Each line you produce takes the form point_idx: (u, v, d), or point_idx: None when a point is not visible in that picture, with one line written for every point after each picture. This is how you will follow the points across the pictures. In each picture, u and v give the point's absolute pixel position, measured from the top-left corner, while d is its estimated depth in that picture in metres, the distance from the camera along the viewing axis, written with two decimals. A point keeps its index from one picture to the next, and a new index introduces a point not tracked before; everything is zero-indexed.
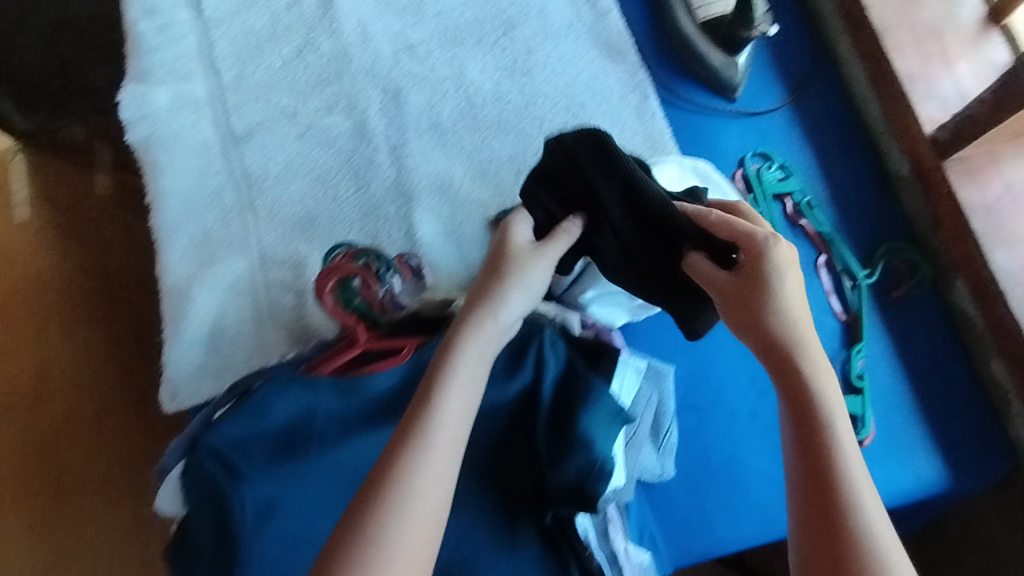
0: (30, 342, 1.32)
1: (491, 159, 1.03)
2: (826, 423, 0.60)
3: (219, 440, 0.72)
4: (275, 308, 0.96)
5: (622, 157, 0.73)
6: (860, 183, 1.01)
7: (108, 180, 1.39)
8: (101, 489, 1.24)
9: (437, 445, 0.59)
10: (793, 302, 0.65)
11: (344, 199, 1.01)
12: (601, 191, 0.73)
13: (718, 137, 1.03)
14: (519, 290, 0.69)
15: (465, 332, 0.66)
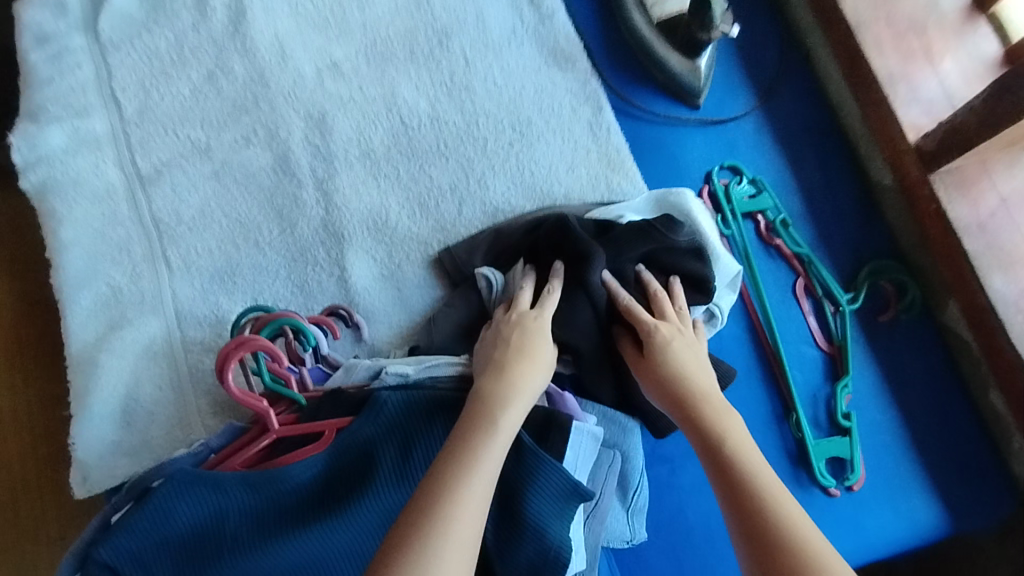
0: None
1: (430, 188, 0.92)
2: (746, 461, 0.59)
3: (115, 551, 0.61)
4: (195, 372, 0.86)
5: (587, 241, 0.75)
6: (839, 195, 0.91)
7: None
8: None
9: (466, 512, 0.53)
10: (688, 367, 0.69)
11: (268, 244, 0.90)
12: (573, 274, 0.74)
13: (681, 150, 0.93)
14: (543, 355, 0.68)
15: (496, 387, 0.63)
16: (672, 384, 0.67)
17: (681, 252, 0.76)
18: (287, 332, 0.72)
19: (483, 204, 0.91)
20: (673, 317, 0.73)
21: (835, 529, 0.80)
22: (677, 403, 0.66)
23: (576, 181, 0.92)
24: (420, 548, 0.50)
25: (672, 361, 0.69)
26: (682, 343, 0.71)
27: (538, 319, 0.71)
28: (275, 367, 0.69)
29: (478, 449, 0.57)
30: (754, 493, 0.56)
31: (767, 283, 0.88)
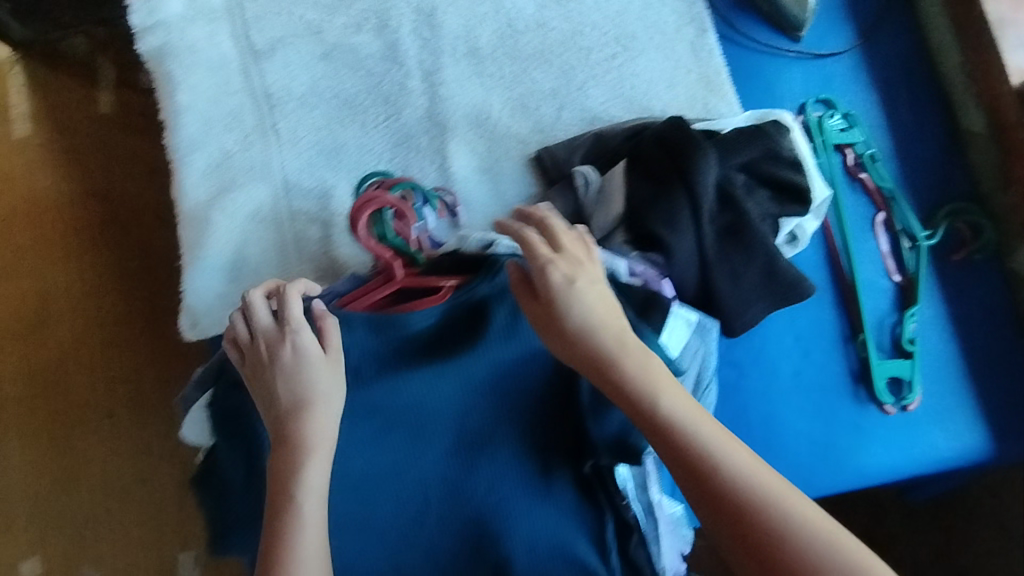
0: (52, 270, 1.45)
1: (532, 91, 0.95)
2: (682, 426, 0.60)
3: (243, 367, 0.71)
4: (300, 241, 0.91)
5: (700, 140, 0.78)
6: (926, 139, 0.95)
7: (111, 98, 1.50)
8: (162, 394, 1.41)
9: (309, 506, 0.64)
10: (593, 318, 0.64)
11: (374, 127, 0.94)
12: (682, 169, 0.78)
13: (776, 80, 0.96)
14: (322, 387, 0.67)
15: (291, 403, 0.66)
16: (580, 348, 0.64)
17: (781, 163, 0.82)
18: (414, 195, 0.78)
19: (582, 111, 0.94)
20: (560, 273, 0.64)
21: (883, 442, 0.88)
22: (596, 372, 0.64)
23: (673, 98, 0.95)
24: (291, 550, 0.62)
25: (568, 323, 0.64)
26: (578, 287, 0.64)
27: (270, 347, 0.69)
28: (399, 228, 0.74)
29: (304, 459, 0.65)
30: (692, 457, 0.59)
31: (849, 214, 0.92)
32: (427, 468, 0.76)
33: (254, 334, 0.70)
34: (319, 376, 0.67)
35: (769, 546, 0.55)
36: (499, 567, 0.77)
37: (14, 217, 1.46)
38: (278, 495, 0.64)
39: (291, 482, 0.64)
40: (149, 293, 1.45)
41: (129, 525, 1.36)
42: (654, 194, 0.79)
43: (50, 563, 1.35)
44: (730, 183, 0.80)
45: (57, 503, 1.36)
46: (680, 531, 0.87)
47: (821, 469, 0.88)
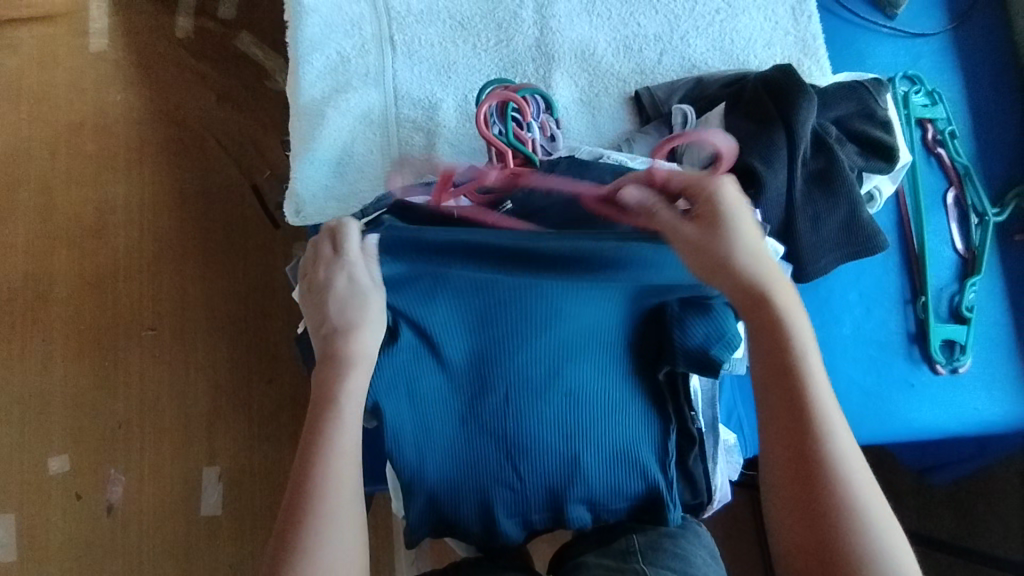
0: (122, 180, 1.52)
1: (637, 35, 1.01)
2: (805, 384, 0.61)
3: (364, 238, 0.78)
4: (405, 146, 0.96)
5: (804, 89, 0.83)
6: (1003, 124, 1.00)
7: (189, 25, 1.59)
8: (211, 308, 1.46)
9: (345, 410, 0.67)
10: (748, 252, 0.63)
11: (485, 49, 0.99)
12: (784, 109, 0.83)
13: (868, 52, 1.01)
14: (373, 315, 0.70)
15: (342, 328, 0.69)
16: (732, 271, 0.63)
17: (874, 122, 0.87)
18: (534, 100, 0.84)
19: (682, 59, 1.00)
20: (733, 192, 0.64)
21: (930, 400, 0.92)
22: (738, 286, 0.63)
23: (770, 58, 1.00)
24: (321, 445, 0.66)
25: (729, 246, 0.63)
26: (740, 212, 0.64)
27: (329, 271, 0.69)
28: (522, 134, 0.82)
29: (345, 364, 0.68)
30: (796, 380, 0.61)
31: (924, 186, 0.97)
32: (518, 369, 0.79)
33: (314, 266, 0.70)
34: (371, 306, 0.69)
35: (819, 480, 0.59)
36: (566, 461, 0.81)
37: (89, 125, 1.54)
38: (324, 395, 0.68)
39: (333, 384, 0.68)
40: (211, 210, 1.51)
41: (164, 429, 1.41)
42: (756, 131, 0.84)
43: (81, 461, 1.40)
44: (825, 132, 0.86)
45: (99, 401, 1.42)
46: (731, 459, 0.88)
47: (869, 417, 0.91)
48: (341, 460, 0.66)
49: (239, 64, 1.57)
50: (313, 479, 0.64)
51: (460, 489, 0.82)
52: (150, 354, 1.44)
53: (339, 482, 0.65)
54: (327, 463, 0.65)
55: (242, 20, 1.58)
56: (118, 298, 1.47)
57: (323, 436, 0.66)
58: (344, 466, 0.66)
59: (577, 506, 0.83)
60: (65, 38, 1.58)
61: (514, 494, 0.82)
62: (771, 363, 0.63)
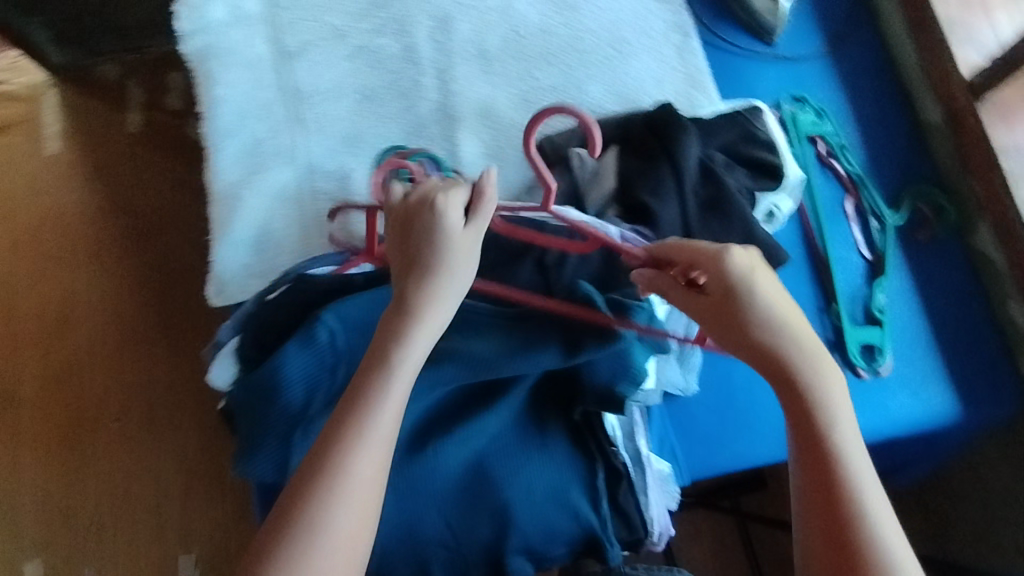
0: (79, 276, 1.55)
1: (534, 88, 1.06)
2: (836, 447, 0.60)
3: (270, 313, 0.77)
4: (321, 217, 0.99)
5: (684, 125, 0.88)
6: (891, 130, 1.04)
7: (136, 119, 1.64)
8: (174, 393, 1.47)
9: (393, 388, 0.62)
10: (772, 309, 0.62)
11: (391, 118, 1.04)
12: (667, 143, 0.87)
13: (754, 79, 1.06)
14: (459, 266, 0.66)
15: (425, 264, 0.65)
16: (755, 341, 0.62)
17: (757, 144, 0.92)
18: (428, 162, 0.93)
19: (579, 105, 1.05)
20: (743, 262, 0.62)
21: (859, 406, 0.91)
22: (764, 358, 0.63)
23: (662, 94, 1.05)
24: (371, 407, 0.61)
25: (747, 308, 0.62)
26: (761, 277, 0.63)
27: (434, 209, 0.66)
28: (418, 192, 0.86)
29: (411, 335, 0.64)
30: (826, 452, 0.60)
31: (822, 199, 1.00)
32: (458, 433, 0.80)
33: (400, 196, 0.68)
34: (461, 246, 0.66)
35: (852, 531, 0.57)
36: (499, 512, 0.79)
37: (44, 226, 1.58)
38: (375, 356, 0.63)
39: (391, 334, 0.64)
40: (168, 295, 1.53)
41: (132, 522, 1.40)
42: (642, 166, 0.88)
43: (50, 566, 1.37)
44: (712, 160, 0.90)
45: (65, 501, 1.41)
46: (668, 489, 0.87)
47: None
48: (373, 443, 0.60)
49: (189, 152, 1.62)
50: (338, 458, 0.59)
51: (393, 555, 0.78)
52: (113, 448, 1.44)
53: (373, 450, 0.60)
54: (358, 450, 0.59)
55: (187, 109, 1.64)
56: (80, 393, 1.47)
57: (359, 418, 0.60)
58: (370, 451, 0.60)
59: (516, 558, 0.80)
60: (16, 145, 1.63)
61: (450, 554, 0.79)
62: (788, 403, 0.62)
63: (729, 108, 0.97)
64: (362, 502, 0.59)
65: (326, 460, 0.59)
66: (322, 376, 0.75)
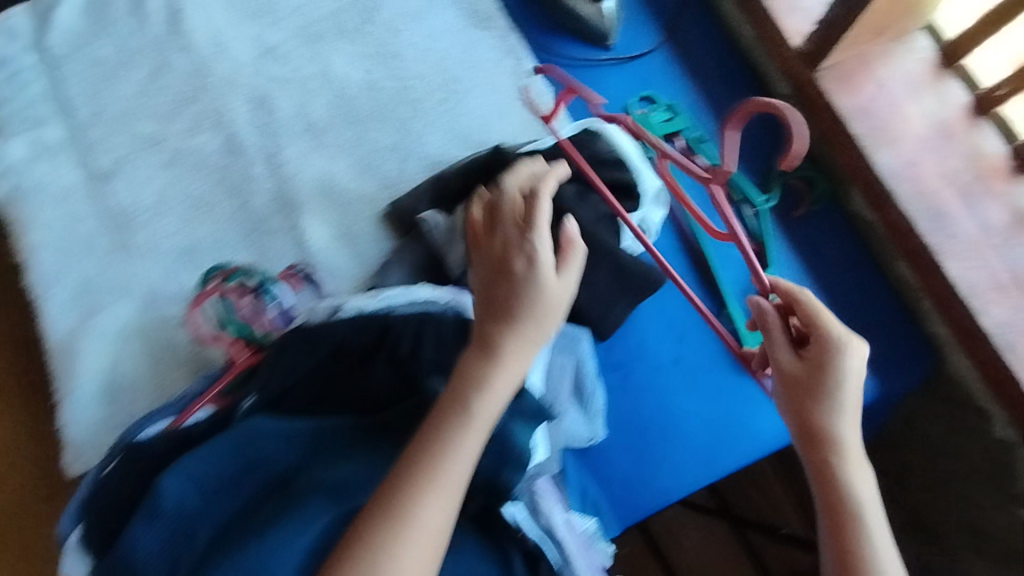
0: None
1: (372, 151, 0.99)
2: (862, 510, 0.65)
3: (113, 490, 0.67)
4: (172, 346, 0.90)
5: (520, 166, 0.81)
6: (748, 111, 1.00)
7: None
8: None
9: (467, 440, 0.61)
10: (846, 380, 0.69)
11: (227, 220, 0.96)
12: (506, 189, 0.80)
13: (598, 88, 1.01)
14: (546, 320, 0.68)
15: (549, 306, 0.67)
16: (816, 413, 0.68)
17: (606, 165, 0.87)
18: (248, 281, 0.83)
19: (424, 159, 0.98)
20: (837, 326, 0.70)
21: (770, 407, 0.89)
22: (807, 434, 0.69)
23: (507, 127, 0.98)
24: (427, 471, 0.59)
25: (828, 379, 0.69)
26: (852, 359, 0.69)
27: (528, 261, 0.68)
28: (248, 307, 0.80)
29: (489, 382, 0.64)
30: (849, 517, 0.65)
31: (691, 196, 0.97)
32: None
33: (501, 219, 0.73)
34: (557, 293, 0.69)
35: None
36: None
37: None
38: (452, 407, 0.62)
39: (465, 383, 0.64)
40: None
41: None
42: (484, 221, 0.80)
43: None
44: (562, 194, 0.84)
45: None
46: (598, 547, 0.79)
47: (721, 449, 0.88)
48: (449, 486, 0.59)
49: None
50: (411, 503, 0.57)
51: None
52: None
53: (418, 533, 0.56)
54: (428, 499, 0.57)
55: None
56: None
57: (437, 463, 0.59)
58: (441, 500, 0.58)
59: None
60: None
61: None
62: (813, 466, 0.68)
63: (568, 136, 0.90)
64: (429, 545, 0.57)
65: (394, 509, 0.57)
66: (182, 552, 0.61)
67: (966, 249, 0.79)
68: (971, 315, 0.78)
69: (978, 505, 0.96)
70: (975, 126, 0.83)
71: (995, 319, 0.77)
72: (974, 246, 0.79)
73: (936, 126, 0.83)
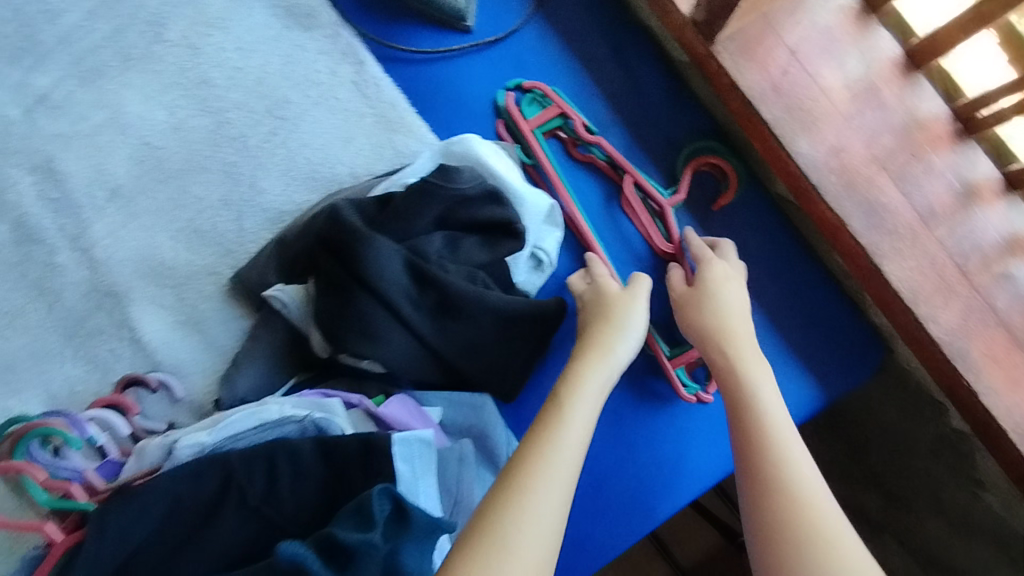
0: None
1: (200, 210, 0.80)
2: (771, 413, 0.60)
3: None
4: None
5: (364, 230, 0.66)
6: (645, 83, 0.83)
7: None
8: None
9: (571, 425, 0.57)
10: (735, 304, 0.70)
11: (37, 325, 0.78)
12: (351, 261, 0.65)
13: (463, 86, 0.82)
14: (629, 320, 0.69)
15: (604, 321, 0.68)
16: (715, 322, 0.68)
17: (475, 200, 0.71)
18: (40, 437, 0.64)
19: (265, 210, 0.80)
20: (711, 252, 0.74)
21: (714, 433, 0.78)
22: (706, 341, 0.68)
23: (356, 154, 0.81)
24: (552, 435, 0.56)
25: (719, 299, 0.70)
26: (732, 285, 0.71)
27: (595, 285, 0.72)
28: (46, 479, 0.62)
29: (584, 373, 0.63)
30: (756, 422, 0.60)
31: (590, 204, 0.80)
32: None
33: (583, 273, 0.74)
34: (630, 308, 0.70)
35: (780, 485, 0.54)
36: None
37: None
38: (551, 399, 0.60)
39: (577, 366, 0.64)
40: None
41: None
42: (332, 302, 0.66)
43: None
44: (425, 253, 0.68)
45: None
46: None
47: (663, 493, 0.77)
48: (563, 467, 0.53)
49: None
50: (527, 487, 0.51)
51: None
52: None
53: (559, 468, 0.53)
54: (541, 475, 0.52)
55: None
56: None
57: (542, 451, 0.54)
58: (556, 494, 0.51)
59: None
60: None
61: None
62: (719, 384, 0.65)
63: (423, 174, 0.74)
64: (550, 539, 0.49)
65: (521, 484, 0.51)
66: None
67: (908, 243, 0.66)
68: (917, 321, 0.66)
69: (941, 483, 0.87)
70: (910, 85, 0.69)
71: (944, 326, 0.65)
72: (917, 238, 0.66)
73: (863, 94, 0.68)
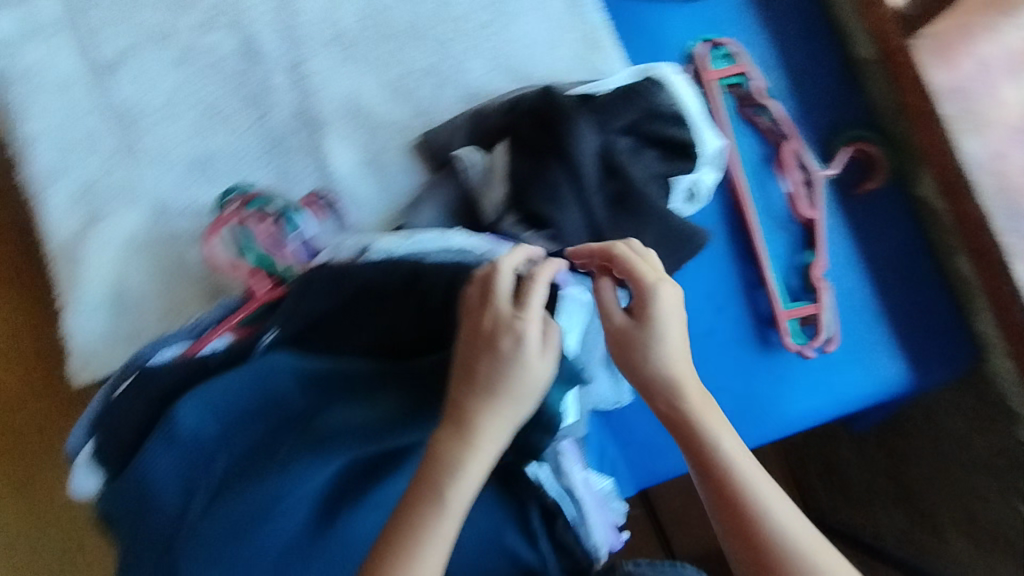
0: None
1: (406, 72, 0.90)
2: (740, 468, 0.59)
3: (140, 411, 0.65)
4: (182, 263, 0.86)
5: (574, 111, 0.75)
6: (824, 68, 0.91)
7: None
8: None
9: (470, 468, 0.56)
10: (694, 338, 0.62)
11: (243, 131, 0.88)
12: (557, 133, 0.74)
13: (662, 27, 0.91)
14: (520, 391, 0.57)
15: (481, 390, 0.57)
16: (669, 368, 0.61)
17: (665, 120, 0.79)
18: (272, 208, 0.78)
19: (463, 87, 0.89)
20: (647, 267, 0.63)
21: (807, 388, 0.85)
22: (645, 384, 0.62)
23: (553, 61, 0.90)
24: (443, 475, 0.56)
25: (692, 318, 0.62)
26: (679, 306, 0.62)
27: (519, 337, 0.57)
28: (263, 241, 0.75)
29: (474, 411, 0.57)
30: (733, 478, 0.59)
31: (748, 158, 0.88)
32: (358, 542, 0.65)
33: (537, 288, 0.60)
34: (535, 368, 0.58)
35: (758, 535, 0.57)
36: None
37: None
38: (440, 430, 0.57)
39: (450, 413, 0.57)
40: None
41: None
42: (529, 167, 0.74)
43: None
44: (615, 147, 0.77)
45: None
46: (613, 505, 0.81)
47: (746, 423, 0.84)
48: (456, 503, 0.55)
49: None
50: (421, 516, 0.55)
51: None
52: None
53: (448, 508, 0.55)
54: (445, 509, 0.55)
55: None
56: None
57: (448, 481, 0.55)
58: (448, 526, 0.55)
59: None
60: None
61: None
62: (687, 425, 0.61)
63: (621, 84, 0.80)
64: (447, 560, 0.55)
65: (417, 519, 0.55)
66: (198, 477, 0.60)
67: None
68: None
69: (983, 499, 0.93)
70: None
71: None
72: None
73: None
